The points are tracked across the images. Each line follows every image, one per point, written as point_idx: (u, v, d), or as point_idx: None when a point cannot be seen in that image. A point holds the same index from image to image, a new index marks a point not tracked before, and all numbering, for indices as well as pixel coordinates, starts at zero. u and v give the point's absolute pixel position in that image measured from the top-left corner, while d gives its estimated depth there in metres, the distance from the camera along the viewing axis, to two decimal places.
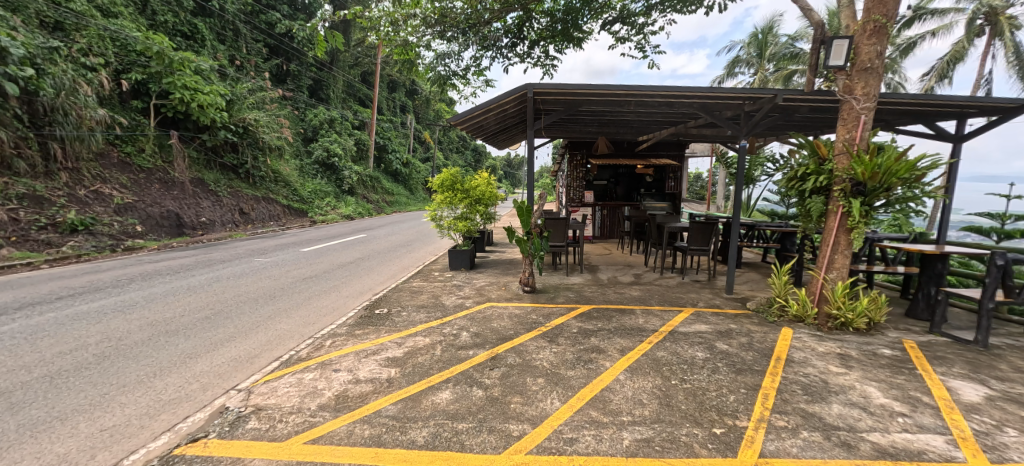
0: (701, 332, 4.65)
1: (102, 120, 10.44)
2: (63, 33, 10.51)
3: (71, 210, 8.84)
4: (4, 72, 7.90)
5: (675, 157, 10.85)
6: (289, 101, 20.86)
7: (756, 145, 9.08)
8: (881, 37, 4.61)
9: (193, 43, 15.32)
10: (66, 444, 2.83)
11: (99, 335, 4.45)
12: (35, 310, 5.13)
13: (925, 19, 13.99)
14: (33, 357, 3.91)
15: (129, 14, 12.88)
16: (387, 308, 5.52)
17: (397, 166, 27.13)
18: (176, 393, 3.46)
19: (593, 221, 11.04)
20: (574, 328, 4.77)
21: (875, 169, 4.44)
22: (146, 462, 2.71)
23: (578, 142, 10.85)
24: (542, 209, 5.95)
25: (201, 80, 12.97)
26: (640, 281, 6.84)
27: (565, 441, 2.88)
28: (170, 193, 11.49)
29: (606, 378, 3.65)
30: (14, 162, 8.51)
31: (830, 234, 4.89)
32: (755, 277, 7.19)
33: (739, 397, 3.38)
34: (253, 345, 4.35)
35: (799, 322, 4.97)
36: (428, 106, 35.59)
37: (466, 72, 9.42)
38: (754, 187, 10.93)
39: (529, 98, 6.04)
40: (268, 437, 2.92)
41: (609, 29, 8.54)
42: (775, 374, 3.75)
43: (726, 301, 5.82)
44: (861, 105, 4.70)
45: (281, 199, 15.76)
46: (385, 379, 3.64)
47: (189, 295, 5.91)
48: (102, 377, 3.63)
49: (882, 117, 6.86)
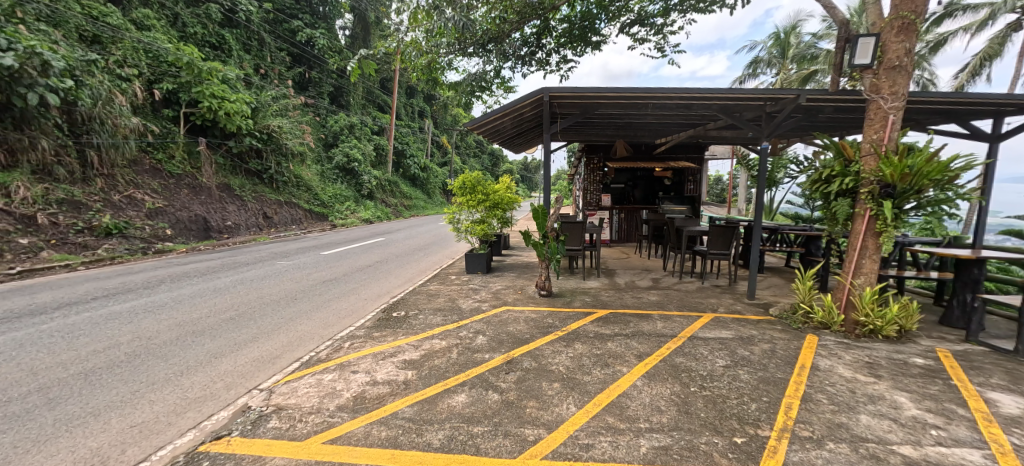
0: (721, 338, 4.55)
1: (136, 128, 10.85)
2: (101, 46, 10.94)
3: (106, 214, 9.21)
4: (46, 85, 8.26)
5: (694, 159, 10.63)
6: (310, 107, 21.34)
7: (779, 146, 8.92)
8: (910, 34, 4.47)
9: (221, 53, 15.81)
10: (98, 439, 2.94)
11: (129, 334, 4.62)
12: (72, 310, 5.37)
13: (957, 16, 13.46)
14: (70, 355, 4.09)
15: (161, 27, 13.40)
16: (404, 311, 5.55)
17: (415, 171, 27.39)
18: (202, 391, 3.56)
19: (610, 224, 10.93)
20: (590, 333, 4.72)
21: (906, 171, 4.30)
22: (172, 458, 2.79)
23: (595, 146, 10.78)
24: (558, 213, 5.87)
25: (227, 89, 13.38)
26: (658, 285, 6.75)
27: (582, 446, 2.85)
28: (198, 199, 11.89)
29: (623, 384, 3.61)
30: (53, 169, 8.94)
31: (857, 238, 4.74)
32: (778, 282, 7.00)
33: (761, 406, 3.29)
34: (275, 346, 4.44)
35: (824, 329, 4.82)
36: (446, 110, 36.04)
37: (488, 81, 9.36)
38: (776, 189, 10.67)
39: (547, 103, 6.03)
40: (288, 436, 2.98)
41: (627, 32, 8.42)
42: (800, 382, 3.63)
43: (748, 307, 5.67)
44: (889, 104, 4.55)
45: (303, 203, 16.04)
46: (402, 381, 3.67)
47: (214, 296, 6.07)
48: (133, 375, 3.77)
49: (912, 117, 6.62)
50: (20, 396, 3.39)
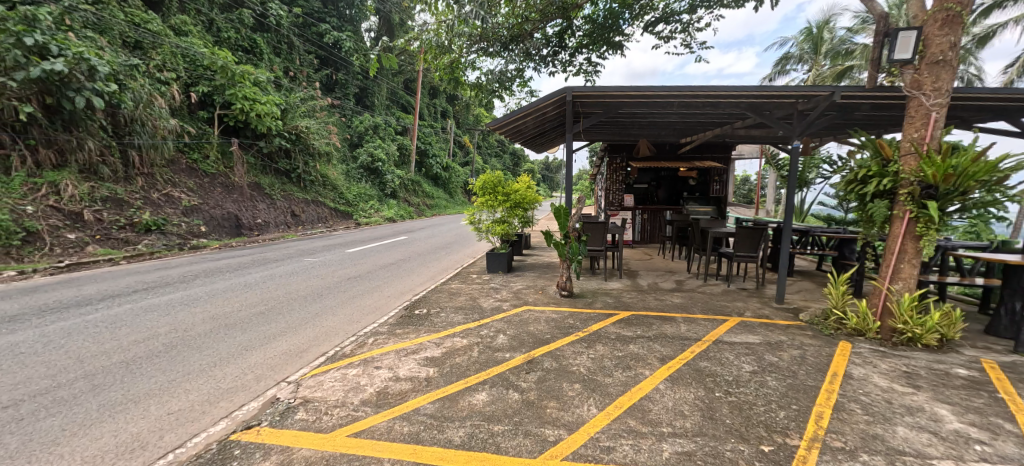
0: (748, 343, 4.42)
1: (174, 129, 11.32)
2: (142, 51, 11.46)
3: (145, 212, 9.64)
4: (93, 88, 8.70)
5: (721, 159, 10.36)
6: (337, 108, 21.81)
7: (811, 145, 8.60)
8: (954, 27, 4.24)
9: (252, 57, 16.34)
10: (138, 425, 3.07)
11: (167, 326, 4.83)
12: (114, 302, 5.65)
13: (1006, 7, 12.70)
14: (113, 344, 4.30)
15: (198, 32, 13.95)
16: (426, 309, 5.61)
17: (438, 171, 27.66)
18: (234, 382, 3.69)
19: (632, 225, 10.75)
20: (611, 335, 4.66)
21: (950, 171, 4.07)
22: (206, 445, 2.89)
23: (618, 145, 10.66)
24: (580, 213, 5.82)
25: (258, 91, 13.83)
26: (682, 288, 6.60)
27: (603, 449, 2.81)
28: (230, 197, 12.32)
29: (645, 387, 3.55)
30: (99, 168, 9.41)
31: (894, 241, 4.52)
32: (809, 286, 6.76)
33: (790, 414, 3.18)
34: (303, 341, 4.56)
35: (858, 336, 4.61)
36: (468, 110, 36.28)
37: (510, 81, 9.37)
38: (808, 190, 10.30)
39: (569, 102, 5.99)
40: (314, 428, 3.05)
41: (651, 30, 8.28)
42: (831, 391, 3.49)
43: (776, 312, 5.48)
44: (931, 101, 4.32)
45: (329, 202, 16.42)
46: (423, 378, 3.71)
47: (245, 291, 6.28)
48: (171, 365, 3.93)
49: (955, 115, 6.27)
50: (67, 382, 3.57)
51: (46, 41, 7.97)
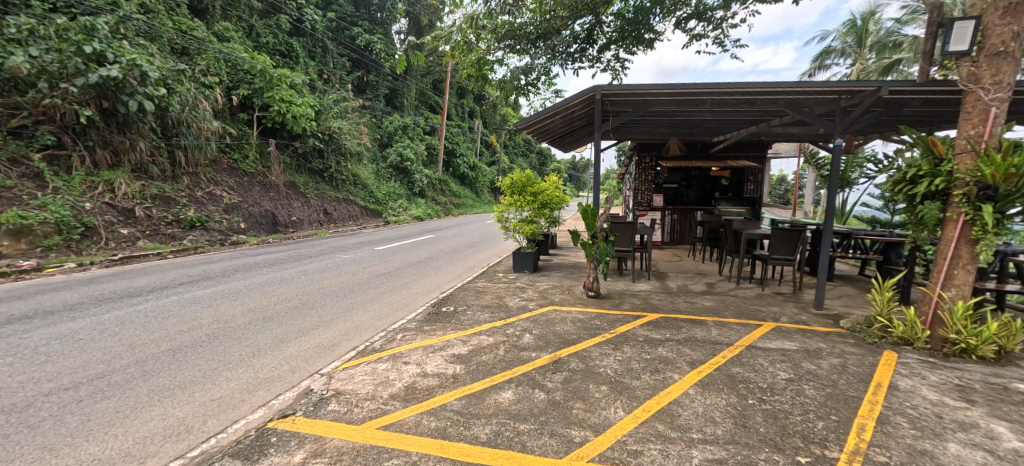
0: (784, 350, 4.24)
1: (216, 131, 11.84)
2: (188, 57, 12.06)
3: (190, 209, 10.14)
4: (144, 93, 9.21)
5: (756, 158, 10.01)
6: (367, 109, 22.32)
7: (855, 143, 8.18)
8: (1017, 15, 3.94)
9: (289, 61, 16.92)
10: (184, 410, 3.23)
11: (210, 317, 5.06)
12: (162, 293, 5.96)
13: None
14: (161, 333, 4.54)
15: (239, 37, 14.58)
16: (453, 306, 5.66)
17: (465, 170, 27.90)
18: (271, 372, 3.82)
19: (661, 225, 10.53)
20: (639, 337, 4.56)
21: (1011, 170, 3.78)
22: (246, 431, 3.01)
23: (646, 145, 10.45)
24: (608, 213, 5.73)
25: (294, 93, 14.32)
26: (713, 291, 6.41)
27: (630, 452, 2.76)
28: (267, 195, 12.80)
29: (675, 391, 3.46)
30: (148, 168, 9.96)
31: (947, 245, 4.24)
32: (851, 292, 6.43)
33: (830, 425, 3.02)
34: (334, 335, 4.68)
35: (905, 346, 4.35)
36: (496, 110, 36.43)
37: (537, 79, 9.34)
38: (850, 190, 9.81)
39: (598, 101, 5.91)
40: (345, 419, 3.12)
41: (683, 26, 8.06)
42: (875, 402, 3.30)
43: (815, 318, 5.24)
44: (990, 95, 4.01)
45: (359, 201, 16.82)
46: (450, 375, 3.74)
47: (281, 286, 6.50)
48: (213, 354, 4.12)
49: (1017, 110, 5.83)
50: (121, 367, 3.79)
51: (103, 49, 8.53)
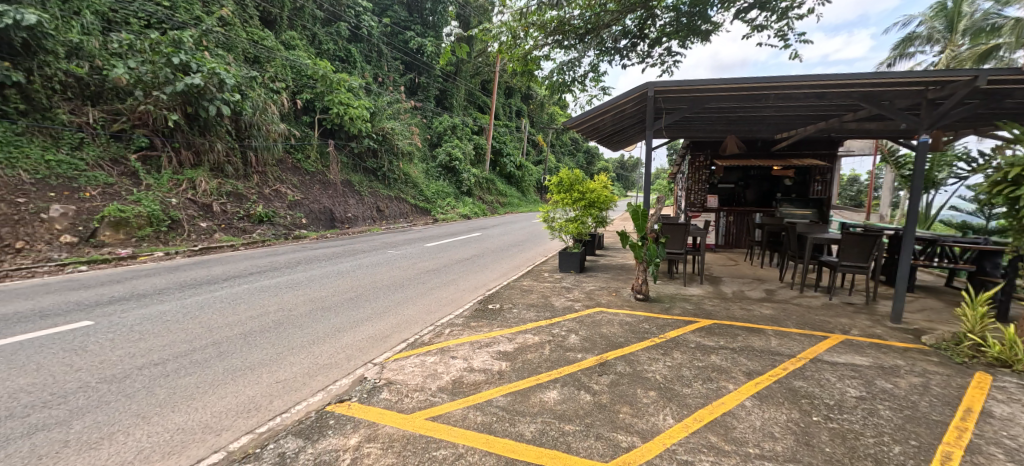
0: (855, 365, 3.88)
1: (283, 133, 12.60)
2: (259, 65, 12.98)
3: (259, 205, 10.90)
4: (221, 98, 9.94)
5: (824, 156, 9.28)
6: (419, 111, 22.97)
7: (943, 140, 7.36)
8: None
9: (347, 66, 17.75)
10: (253, 389, 3.45)
11: (275, 305, 5.41)
12: (234, 282, 6.45)
13: None
14: (234, 318, 4.90)
15: (302, 45, 15.50)
16: (499, 304, 5.69)
17: (511, 170, 28.04)
18: (329, 359, 4.01)
19: (716, 227, 10.00)
20: (691, 343, 4.35)
21: None
22: (307, 413, 3.17)
23: (702, 142, 9.97)
24: (659, 214, 5.51)
25: (352, 96, 15.01)
26: (774, 298, 6.00)
27: (681, 462, 2.62)
28: (326, 193, 13.50)
29: (730, 401, 3.26)
30: (224, 167, 10.83)
31: None
32: (936, 304, 5.79)
33: (909, 450, 2.72)
34: (386, 326, 4.84)
35: (1003, 368, 3.84)
36: (543, 110, 36.33)
37: (585, 77, 9.20)
38: (936, 192, 8.84)
39: (651, 98, 5.70)
40: (396, 408, 3.21)
41: (743, 17, 7.62)
42: (965, 428, 2.94)
43: (891, 331, 4.76)
44: None
45: (410, 199, 17.35)
46: (496, 371, 3.74)
47: (337, 278, 6.84)
48: (278, 339, 4.39)
49: None
50: (200, 347, 4.13)
51: (188, 60, 9.36)
